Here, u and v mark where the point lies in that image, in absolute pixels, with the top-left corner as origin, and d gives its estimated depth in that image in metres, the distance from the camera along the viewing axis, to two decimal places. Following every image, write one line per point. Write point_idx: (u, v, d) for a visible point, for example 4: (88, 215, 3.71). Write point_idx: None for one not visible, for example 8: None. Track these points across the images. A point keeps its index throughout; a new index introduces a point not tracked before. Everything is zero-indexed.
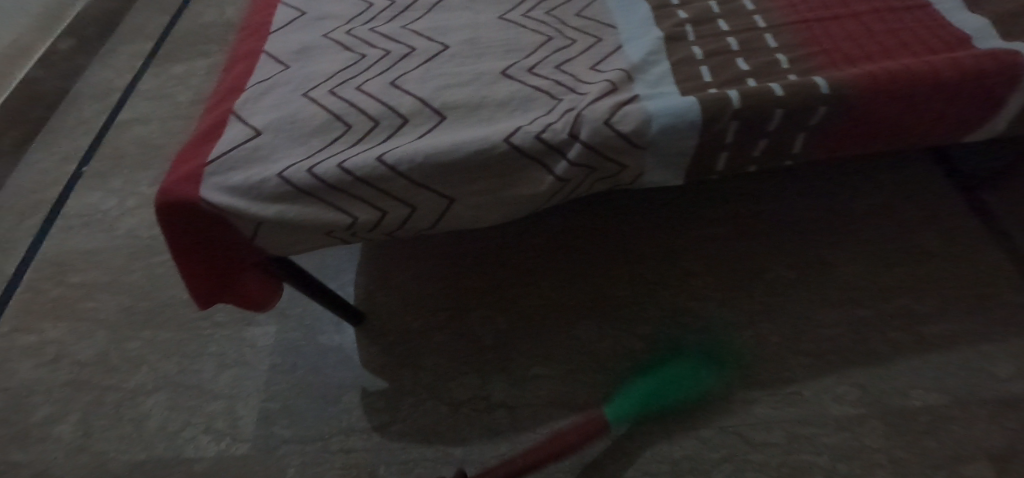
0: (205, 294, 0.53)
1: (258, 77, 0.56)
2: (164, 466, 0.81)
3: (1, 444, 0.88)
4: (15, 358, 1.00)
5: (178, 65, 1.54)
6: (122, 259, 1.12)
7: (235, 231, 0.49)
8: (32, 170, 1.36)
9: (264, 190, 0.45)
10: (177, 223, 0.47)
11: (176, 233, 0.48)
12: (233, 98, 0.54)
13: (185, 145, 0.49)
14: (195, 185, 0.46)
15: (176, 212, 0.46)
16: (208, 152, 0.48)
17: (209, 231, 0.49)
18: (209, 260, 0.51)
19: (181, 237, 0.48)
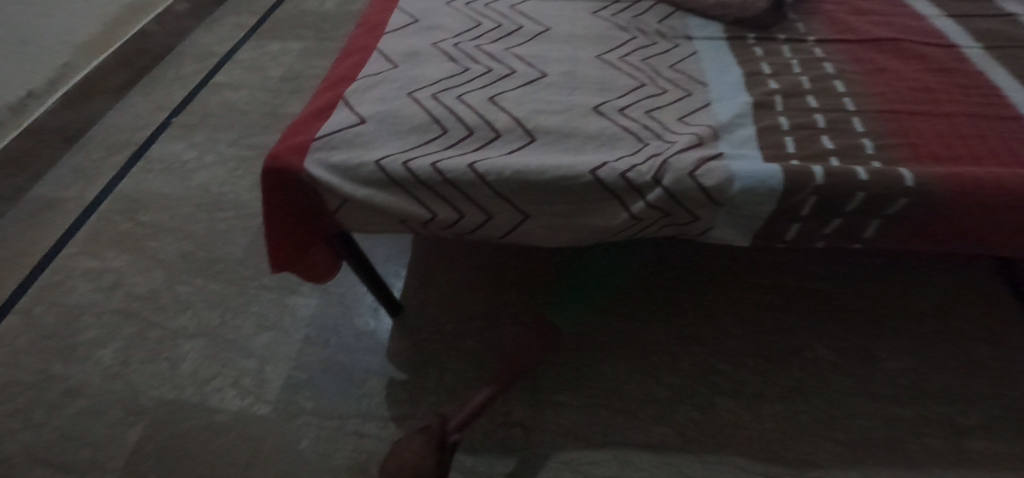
0: (279, 260, 0.57)
1: (369, 71, 0.61)
2: (188, 409, 0.85)
3: (51, 354, 0.94)
4: (78, 278, 1.07)
5: (276, 43, 1.65)
6: (191, 208, 1.19)
7: (322, 203, 0.53)
8: (127, 111, 1.47)
9: (358, 170, 0.49)
10: (277, 187, 0.51)
11: (272, 196, 0.52)
12: (344, 85, 0.59)
13: (297, 119, 0.53)
14: (300, 157, 0.50)
15: (280, 178, 0.50)
16: (316, 129, 0.52)
17: (302, 201, 0.53)
18: (292, 227, 0.55)
19: (275, 202, 0.52)
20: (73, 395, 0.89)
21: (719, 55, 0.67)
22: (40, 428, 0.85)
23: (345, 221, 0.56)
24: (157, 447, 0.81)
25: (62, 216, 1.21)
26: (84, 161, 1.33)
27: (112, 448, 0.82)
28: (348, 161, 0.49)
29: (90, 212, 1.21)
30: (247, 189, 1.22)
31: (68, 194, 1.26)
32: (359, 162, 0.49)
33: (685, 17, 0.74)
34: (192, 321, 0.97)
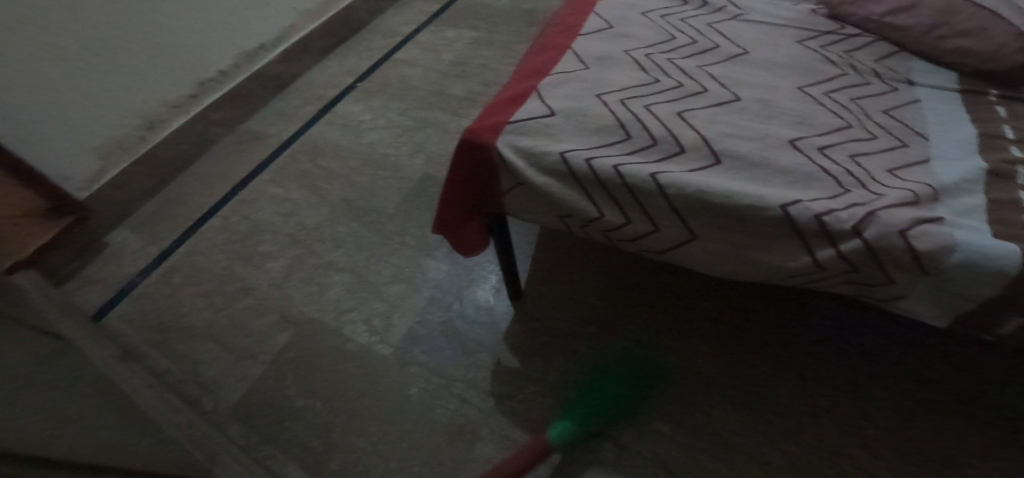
0: (445, 226, 0.63)
1: (562, 68, 0.64)
2: (326, 331, 0.97)
3: (238, 258, 1.14)
4: (264, 200, 1.28)
5: (454, 30, 1.77)
6: (357, 162, 1.34)
7: (497, 182, 0.58)
8: (326, 71, 1.71)
9: (544, 159, 0.53)
10: (466, 158, 0.57)
11: (458, 166, 0.58)
12: (538, 78, 0.63)
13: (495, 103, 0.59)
14: (494, 136, 0.55)
15: (473, 150, 0.56)
16: (510, 114, 0.57)
17: (482, 177, 0.58)
18: (465, 198, 0.61)
19: (459, 173, 0.58)
20: (245, 294, 1.07)
21: (946, 107, 0.59)
22: (219, 312, 1.05)
23: (509, 204, 0.60)
24: (297, 354, 0.95)
25: (262, 148, 1.45)
26: (287, 106, 1.58)
27: (265, 346, 0.97)
28: (539, 148, 0.53)
29: (281, 149, 1.44)
30: (403, 154, 1.32)
31: (270, 131, 1.50)
32: (547, 151, 0.53)
33: (909, 59, 0.66)
34: (341, 258, 1.09)
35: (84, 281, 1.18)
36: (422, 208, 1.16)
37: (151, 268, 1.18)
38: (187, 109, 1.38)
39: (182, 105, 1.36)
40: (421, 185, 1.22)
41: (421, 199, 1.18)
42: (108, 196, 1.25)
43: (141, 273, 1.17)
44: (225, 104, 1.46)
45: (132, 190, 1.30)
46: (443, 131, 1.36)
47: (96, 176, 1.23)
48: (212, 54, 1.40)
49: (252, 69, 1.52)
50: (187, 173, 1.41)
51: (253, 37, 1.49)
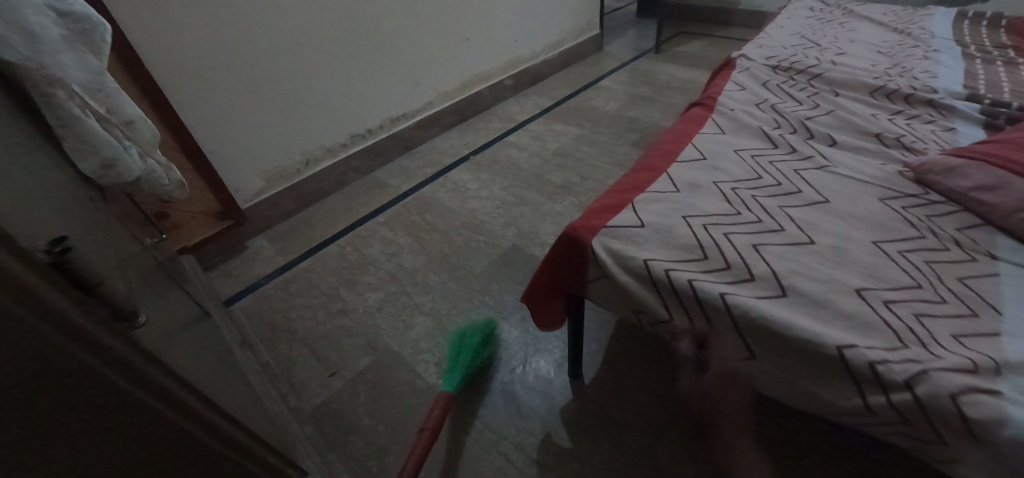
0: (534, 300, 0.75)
1: (656, 186, 0.76)
2: (402, 365, 1.09)
3: (344, 284, 1.33)
4: (374, 239, 1.47)
5: (562, 125, 1.96)
6: (458, 223, 1.48)
7: (585, 271, 0.70)
8: (449, 139, 1.95)
9: (628, 262, 0.64)
10: (565, 247, 0.70)
11: (557, 252, 0.71)
12: (634, 193, 0.75)
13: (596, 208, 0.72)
14: (591, 236, 0.68)
15: (572, 242, 0.69)
16: (607, 219, 0.69)
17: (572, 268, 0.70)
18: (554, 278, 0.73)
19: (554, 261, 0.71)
20: (344, 315, 1.23)
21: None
22: (319, 325, 1.22)
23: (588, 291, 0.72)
24: (375, 378, 1.08)
25: (381, 198, 1.66)
26: (409, 164, 1.82)
27: (351, 364, 1.11)
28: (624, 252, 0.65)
29: (396, 202, 1.63)
30: (498, 224, 1.45)
31: (391, 183, 1.73)
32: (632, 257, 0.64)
33: (995, 234, 0.69)
34: (429, 303, 1.23)
35: (222, 277, 1.41)
36: (507, 275, 1.28)
37: (275, 274, 1.40)
38: (336, 154, 1.68)
39: (334, 150, 1.66)
40: (510, 255, 1.34)
41: (507, 267, 1.30)
42: (261, 211, 1.53)
43: (267, 276, 1.40)
44: (364, 155, 1.75)
45: (278, 209, 1.58)
46: (537, 211, 1.49)
47: (257, 193, 1.51)
48: (367, 115, 1.71)
49: (392, 131, 1.81)
50: (320, 204, 1.66)
51: (400, 106, 1.80)
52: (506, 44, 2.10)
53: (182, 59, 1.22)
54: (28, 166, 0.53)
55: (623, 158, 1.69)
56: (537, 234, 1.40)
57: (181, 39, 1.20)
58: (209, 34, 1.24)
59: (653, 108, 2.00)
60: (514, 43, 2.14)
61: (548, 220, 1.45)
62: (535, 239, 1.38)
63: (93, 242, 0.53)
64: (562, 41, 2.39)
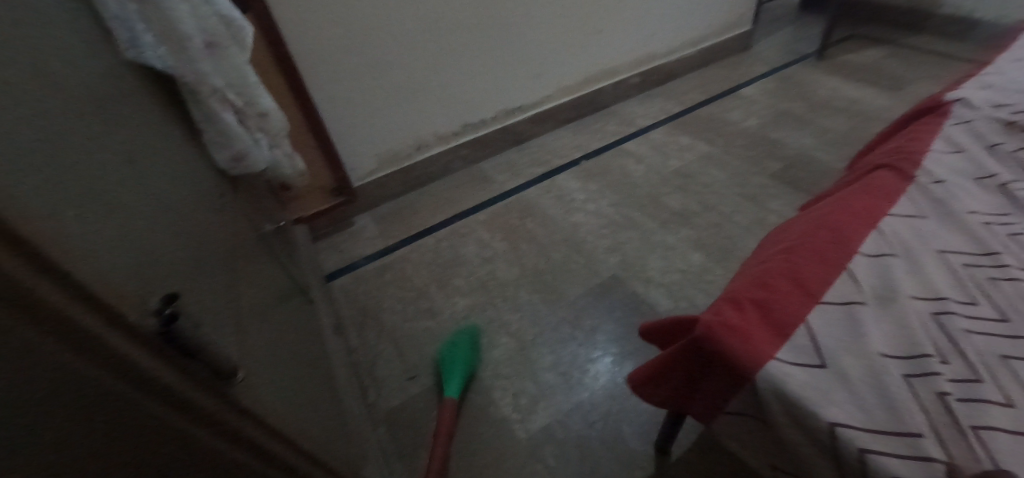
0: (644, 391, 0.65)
1: (838, 296, 0.54)
2: (479, 387, 1.06)
3: (435, 282, 1.32)
4: (470, 239, 1.44)
5: (688, 138, 1.75)
6: (558, 238, 1.39)
7: (716, 386, 0.55)
8: (561, 137, 1.84)
9: (775, 396, 0.48)
10: (691, 351, 0.56)
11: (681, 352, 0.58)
12: (799, 294, 0.55)
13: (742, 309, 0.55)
14: (727, 352, 0.51)
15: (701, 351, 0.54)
16: (757, 334, 0.52)
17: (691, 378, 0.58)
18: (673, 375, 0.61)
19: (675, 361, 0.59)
20: (430, 317, 1.23)
21: None
22: (406, 322, 1.23)
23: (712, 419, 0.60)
24: (450, 394, 1.06)
25: (483, 193, 1.61)
26: (517, 159, 1.75)
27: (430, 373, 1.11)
28: (775, 385, 0.48)
29: (498, 201, 1.57)
30: (600, 248, 1.34)
31: (495, 179, 1.67)
32: (786, 396, 0.48)
33: None
34: (515, 323, 1.18)
35: (327, 251, 1.47)
36: (601, 310, 1.18)
37: (373, 257, 1.43)
38: (447, 142, 1.66)
39: (445, 138, 1.64)
40: (607, 287, 1.23)
41: (602, 300, 1.20)
42: (370, 191, 1.57)
43: (366, 258, 1.43)
44: (473, 146, 1.71)
45: (386, 191, 1.60)
46: (646, 240, 1.35)
47: (369, 174, 1.55)
48: (482, 106, 1.66)
49: (505, 124, 1.75)
50: (424, 189, 1.66)
51: (516, 99, 1.72)
52: (640, 40, 1.91)
53: (317, 42, 1.24)
54: (157, 188, 0.55)
55: (757, 190, 1.46)
56: (641, 268, 1.27)
57: (318, 22, 1.22)
58: (345, 19, 1.25)
59: (802, 132, 1.71)
60: (649, 38, 1.93)
61: (655, 253, 1.31)
62: (638, 274, 1.25)
63: (198, 275, 0.54)
64: (704, 38, 2.13)
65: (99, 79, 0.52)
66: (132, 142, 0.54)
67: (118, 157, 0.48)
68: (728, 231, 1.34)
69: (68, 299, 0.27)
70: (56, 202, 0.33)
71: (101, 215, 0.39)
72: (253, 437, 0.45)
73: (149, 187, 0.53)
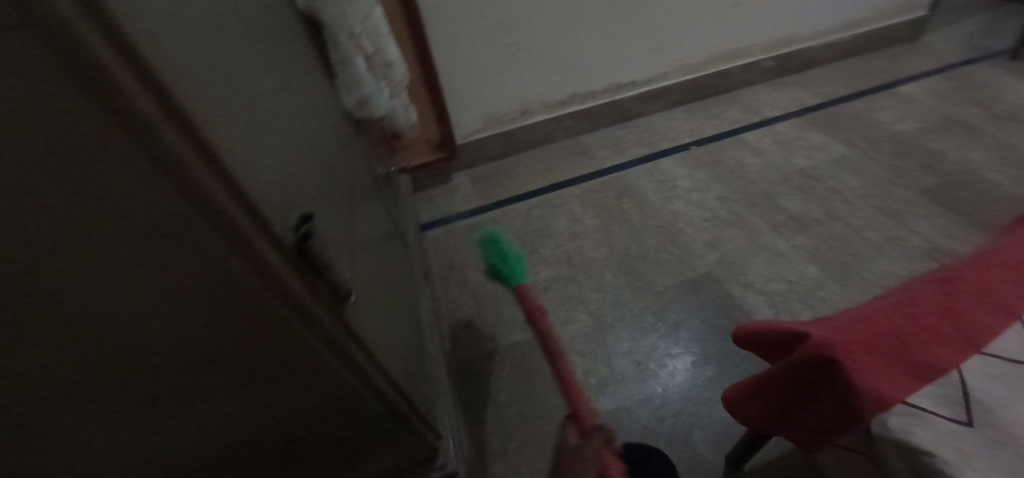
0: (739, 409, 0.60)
1: (1007, 349, 0.45)
2: (550, 358, 1.07)
3: (521, 249, 1.33)
4: (562, 212, 1.42)
5: (822, 135, 1.55)
6: (653, 224, 1.33)
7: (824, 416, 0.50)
8: (673, 119, 1.72)
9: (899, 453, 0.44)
10: (797, 374, 0.51)
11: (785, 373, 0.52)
12: (948, 331, 0.46)
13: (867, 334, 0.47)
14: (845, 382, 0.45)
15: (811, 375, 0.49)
16: (884, 368, 0.45)
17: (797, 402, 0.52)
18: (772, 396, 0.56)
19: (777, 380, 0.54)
20: None
21: None
22: (488, 282, 1.26)
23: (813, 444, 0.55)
24: (521, 359, 1.08)
25: (581, 167, 1.57)
26: (622, 137, 1.68)
27: (505, 335, 1.13)
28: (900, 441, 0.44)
29: (595, 177, 1.53)
30: (698, 242, 1.26)
31: (596, 154, 1.62)
32: (906, 448, 0.43)
33: None
34: (595, 303, 1.16)
35: (425, 203, 1.54)
36: (689, 307, 1.12)
37: (466, 215, 1.47)
38: (553, 111, 1.63)
39: (551, 107, 1.61)
40: (699, 283, 1.16)
41: (691, 297, 1.14)
42: (471, 150, 1.60)
43: (459, 214, 1.47)
44: (579, 117, 1.66)
45: (486, 152, 1.62)
46: (752, 242, 1.24)
47: (472, 133, 1.58)
48: (594, 77, 1.59)
49: (615, 98, 1.67)
50: (523, 155, 1.66)
51: (631, 72, 1.63)
52: (783, 18, 1.70)
53: None
54: (301, 120, 0.60)
55: (898, 206, 1.27)
56: (742, 271, 1.17)
57: None
58: None
59: (971, 145, 1.44)
60: (794, 18, 1.71)
61: (760, 258, 1.20)
62: (737, 276, 1.16)
63: (328, 203, 0.59)
64: (862, 22, 1.84)
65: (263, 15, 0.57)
66: (284, 77, 0.59)
67: (273, 88, 0.53)
68: (853, 247, 1.19)
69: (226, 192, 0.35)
70: (235, 119, 0.39)
71: (260, 139, 0.44)
72: (343, 343, 0.52)
73: (295, 118, 0.58)
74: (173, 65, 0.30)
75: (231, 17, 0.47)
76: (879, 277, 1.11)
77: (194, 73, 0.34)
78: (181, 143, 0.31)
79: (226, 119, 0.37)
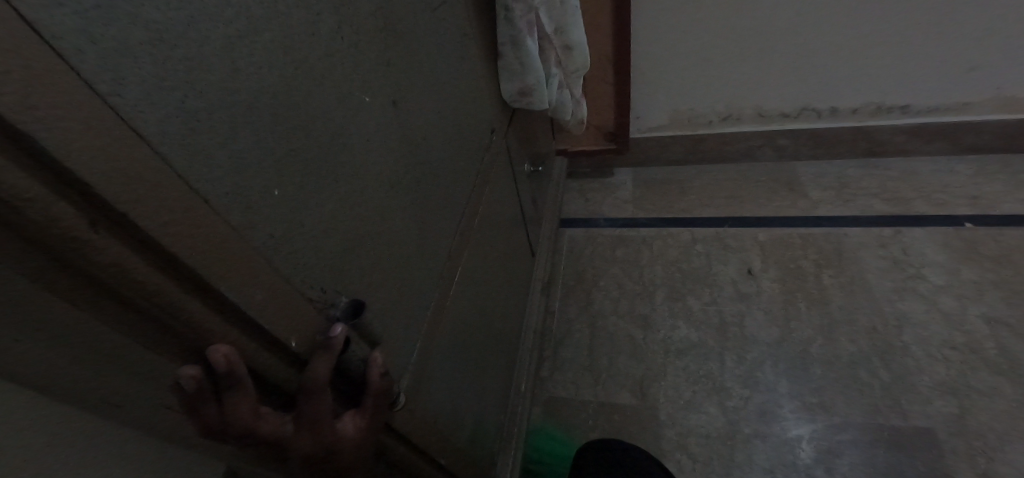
0: None
1: None
2: (653, 445, 0.87)
3: (666, 289, 1.09)
4: (734, 259, 1.12)
5: None
6: (860, 322, 0.96)
7: None
8: (953, 172, 1.19)
9: None
10: None
11: None
12: None
13: None
14: None
15: None
16: None
17: None
18: None
19: None
20: (640, 327, 1.03)
21: None
22: (613, 316, 1.06)
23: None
24: (619, 426, 0.90)
25: (782, 206, 1.21)
26: (858, 178, 1.23)
27: (609, 390, 0.95)
28: None
29: (797, 224, 1.16)
30: (924, 376, 0.87)
31: (809, 193, 1.22)
32: None
33: None
34: (736, 401, 0.89)
35: (576, 193, 1.37)
36: (872, 465, 0.79)
37: (616, 223, 1.26)
38: (768, 123, 1.25)
39: (768, 118, 1.24)
40: (900, 438, 0.81)
41: (883, 454, 0.80)
42: (647, 147, 1.34)
43: (608, 220, 1.27)
44: (802, 138, 1.26)
45: (664, 153, 1.35)
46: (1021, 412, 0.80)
47: (656, 128, 1.31)
48: (845, 90, 1.16)
49: (867, 124, 1.21)
50: (709, 168, 1.34)
51: (908, 94, 1.14)
52: None
53: None
54: (428, 136, 0.45)
55: None
56: (985, 451, 0.77)
57: None
58: None
59: None
60: None
61: None
62: (974, 457, 0.77)
63: (423, 254, 0.45)
64: None
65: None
66: (422, 73, 0.44)
67: (393, 98, 0.38)
68: None
69: (213, 322, 0.23)
70: (269, 193, 0.26)
71: (319, 198, 0.30)
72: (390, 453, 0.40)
73: (417, 134, 0.43)
74: (104, 167, 0.17)
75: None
76: None
77: (177, 133, 0.20)
78: (125, 274, 0.19)
79: (232, 217, 0.24)
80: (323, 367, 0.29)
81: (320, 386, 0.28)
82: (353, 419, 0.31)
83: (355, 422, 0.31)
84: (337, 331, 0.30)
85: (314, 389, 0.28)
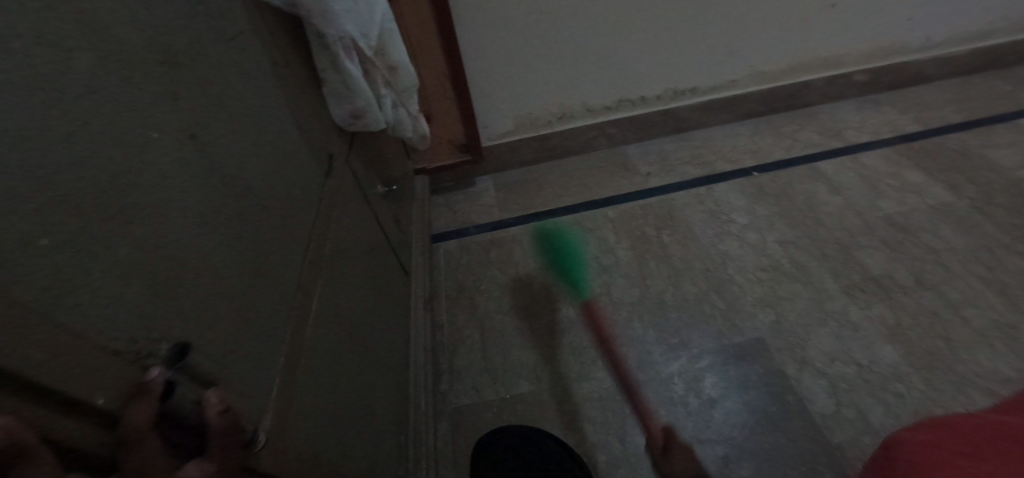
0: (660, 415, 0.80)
1: None
2: (556, 422, 0.92)
3: (540, 278, 1.16)
4: (592, 238, 1.24)
5: (918, 173, 1.26)
6: (698, 268, 1.13)
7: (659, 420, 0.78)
8: (738, 135, 1.47)
9: None
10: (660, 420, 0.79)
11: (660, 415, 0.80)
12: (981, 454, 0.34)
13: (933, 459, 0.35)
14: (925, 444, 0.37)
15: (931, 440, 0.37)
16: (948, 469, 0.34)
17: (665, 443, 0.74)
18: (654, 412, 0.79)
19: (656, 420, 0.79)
20: (525, 318, 1.09)
21: None
22: (499, 314, 1.11)
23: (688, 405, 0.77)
24: (522, 415, 0.94)
25: (621, 185, 1.38)
26: (673, 151, 1.45)
27: (509, 384, 0.98)
28: None
29: (636, 198, 1.33)
30: (748, 297, 1.05)
31: (640, 170, 1.41)
32: None
33: None
34: (617, 361, 0.99)
35: (443, 208, 1.40)
36: (728, 379, 0.93)
37: (485, 228, 1.31)
38: (595, 116, 1.42)
39: (594, 111, 1.41)
40: (743, 352, 0.97)
41: (733, 368, 0.95)
42: (499, 153, 1.43)
43: (478, 226, 1.32)
44: (625, 125, 1.45)
45: (516, 156, 1.45)
46: (815, 306, 1.02)
47: (503, 134, 1.40)
48: (647, 80, 1.37)
49: (669, 106, 1.44)
50: (557, 163, 1.47)
51: (692, 78, 1.39)
52: (890, 23, 1.39)
53: None
54: (244, 168, 0.44)
55: (1012, 280, 1.00)
56: (798, 342, 0.97)
57: None
58: None
59: None
60: (902, 24, 1.40)
61: (823, 328, 0.98)
62: (793, 350, 0.96)
63: (261, 287, 0.43)
64: (989, 32, 1.48)
65: (201, 19, 0.42)
66: (225, 105, 0.43)
67: (190, 132, 0.37)
68: (945, 329, 0.95)
69: None
70: (34, 245, 0.24)
71: (107, 243, 0.28)
72: None
73: (229, 166, 0.41)
74: None
75: (105, 32, 0.31)
76: (976, 374, 0.87)
77: None
78: None
79: None
80: (144, 412, 0.27)
81: (144, 430, 0.26)
82: (199, 461, 0.28)
83: (202, 466, 0.28)
84: (154, 373, 0.29)
85: (139, 437, 0.26)
